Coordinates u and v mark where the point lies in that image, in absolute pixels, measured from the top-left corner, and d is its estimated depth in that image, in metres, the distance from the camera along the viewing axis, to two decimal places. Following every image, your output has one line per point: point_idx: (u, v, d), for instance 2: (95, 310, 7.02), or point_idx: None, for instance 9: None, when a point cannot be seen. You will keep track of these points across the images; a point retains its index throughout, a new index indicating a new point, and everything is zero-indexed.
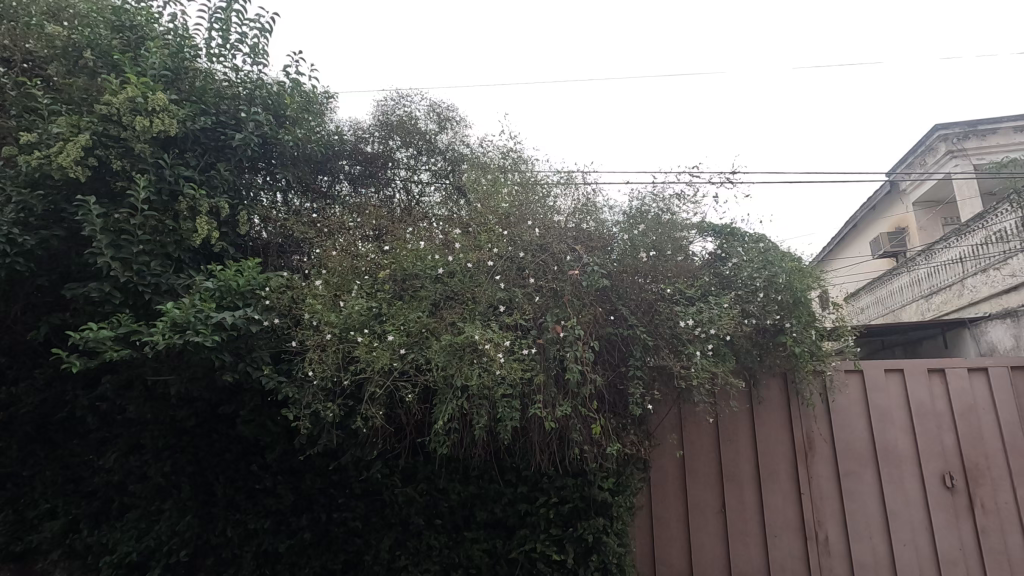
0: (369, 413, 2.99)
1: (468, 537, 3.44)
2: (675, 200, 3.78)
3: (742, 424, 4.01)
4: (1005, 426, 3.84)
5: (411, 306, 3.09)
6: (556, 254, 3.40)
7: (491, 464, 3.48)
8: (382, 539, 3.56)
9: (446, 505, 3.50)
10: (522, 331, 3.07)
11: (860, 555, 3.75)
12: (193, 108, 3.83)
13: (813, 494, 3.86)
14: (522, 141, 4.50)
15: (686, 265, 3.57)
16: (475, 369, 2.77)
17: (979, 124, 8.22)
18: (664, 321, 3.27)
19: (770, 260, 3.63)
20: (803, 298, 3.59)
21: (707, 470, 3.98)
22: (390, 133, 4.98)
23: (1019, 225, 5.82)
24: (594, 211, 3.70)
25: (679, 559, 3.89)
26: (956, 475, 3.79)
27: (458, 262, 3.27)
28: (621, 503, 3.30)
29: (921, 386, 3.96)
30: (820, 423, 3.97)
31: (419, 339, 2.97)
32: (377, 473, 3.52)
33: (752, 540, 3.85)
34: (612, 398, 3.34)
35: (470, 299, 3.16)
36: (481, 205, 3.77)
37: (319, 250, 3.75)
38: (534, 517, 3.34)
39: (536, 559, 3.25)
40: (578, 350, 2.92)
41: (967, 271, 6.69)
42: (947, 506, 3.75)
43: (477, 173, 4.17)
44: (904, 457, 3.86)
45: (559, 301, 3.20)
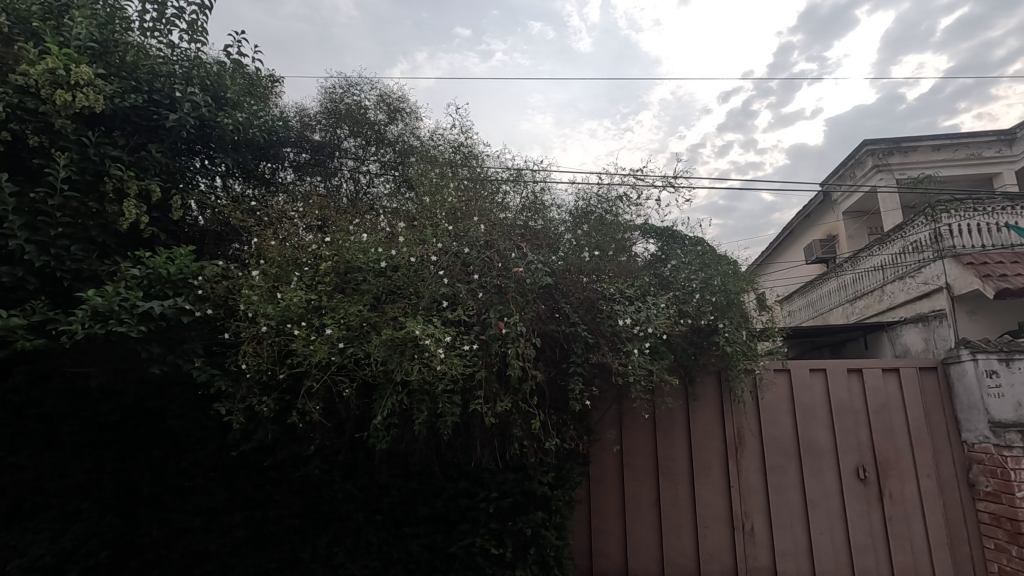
0: (306, 408, 2.93)
1: (408, 532, 3.43)
2: (620, 202, 3.88)
3: (678, 420, 4.17)
4: (913, 421, 4.08)
5: (352, 299, 3.02)
6: (501, 251, 3.39)
7: (433, 460, 3.45)
8: (319, 536, 3.52)
9: (386, 500, 3.47)
10: (464, 327, 3.07)
11: (782, 544, 3.97)
12: (123, 84, 3.61)
13: (741, 487, 4.06)
14: (473, 135, 4.52)
15: (628, 265, 3.70)
16: (415, 364, 2.75)
17: (903, 141, 8.79)
18: (604, 319, 3.33)
19: (707, 263, 3.78)
20: (736, 301, 3.74)
21: (644, 466, 4.12)
22: (338, 122, 4.97)
23: (933, 238, 6.22)
24: (542, 210, 3.77)
25: (616, 551, 4.03)
26: (870, 468, 4.04)
27: (401, 256, 3.21)
28: (560, 497, 3.36)
29: (841, 384, 4.20)
30: (750, 419, 4.17)
31: (359, 333, 2.90)
32: (315, 469, 3.45)
33: (684, 531, 4.02)
34: (553, 394, 3.39)
35: (413, 294, 3.12)
36: (428, 199, 3.73)
37: (257, 239, 3.61)
38: (474, 512, 3.34)
39: (475, 553, 3.27)
40: (520, 348, 2.91)
41: (888, 277, 7.16)
42: (860, 497, 4.00)
43: (425, 168, 4.14)
44: (824, 451, 4.10)
45: (502, 298, 3.17)
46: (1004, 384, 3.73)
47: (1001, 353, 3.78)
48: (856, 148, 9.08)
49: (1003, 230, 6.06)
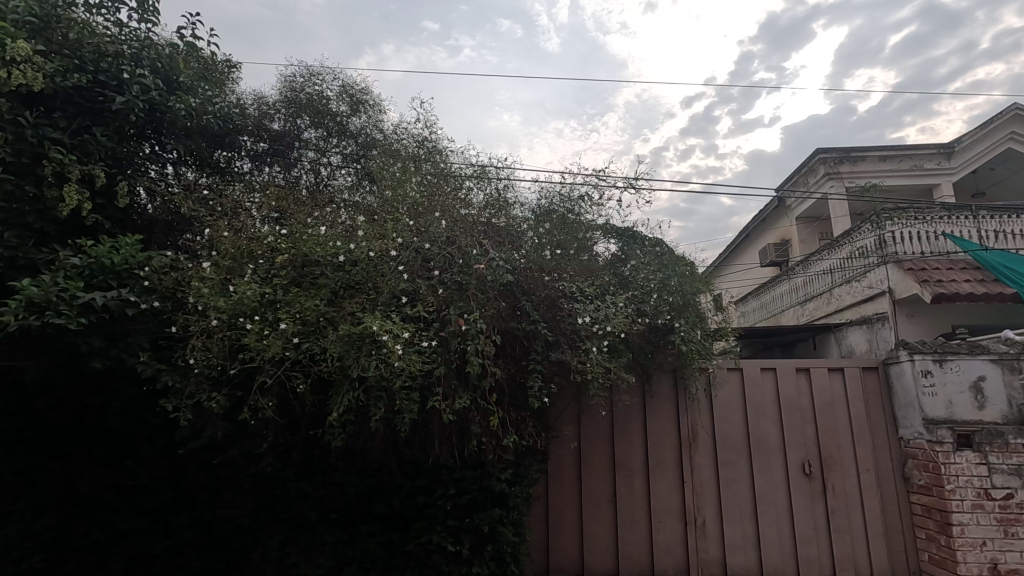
0: (258, 405, 2.85)
1: (364, 531, 3.38)
2: (582, 202, 3.92)
3: (635, 417, 4.26)
4: (856, 418, 4.27)
5: (309, 293, 2.94)
6: (463, 248, 3.36)
7: (390, 457, 3.41)
8: (272, 535, 3.44)
9: (342, 499, 3.42)
10: (424, 323, 3.04)
11: (732, 537, 4.10)
12: (65, 62, 3.44)
13: (693, 482, 4.17)
14: (437, 130, 4.49)
15: (589, 265, 3.75)
16: (372, 361, 2.71)
17: (852, 150, 9.18)
18: (564, 317, 3.37)
19: (665, 263, 3.86)
20: (692, 301, 3.84)
21: (601, 462, 4.19)
22: (298, 111, 4.85)
23: (878, 243, 6.52)
24: (505, 207, 3.77)
25: (573, 547, 4.09)
26: (814, 463, 4.21)
27: (360, 250, 3.15)
28: (518, 494, 3.38)
29: (790, 383, 4.36)
30: (704, 416, 4.29)
31: (315, 328, 2.84)
32: (267, 467, 3.36)
33: (639, 525, 4.11)
34: (512, 391, 3.40)
35: (372, 289, 3.07)
36: (390, 193, 3.67)
37: (210, 229, 3.48)
38: (431, 509, 3.32)
39: (431, 551, 3.26)
40: (479, 345, 2.91)
41: (836, 281, 7.48)
42: (805, 491, 4.17)
43: (387, 161, 4.09)
44: (772, 447, 4.25)
45: (463, 295, 3.15)
46: (937, 383, 3.92)
47: (935, 354, 3.97)
48: (809, 156, 9.43)
49: (941, 238, 6.43)
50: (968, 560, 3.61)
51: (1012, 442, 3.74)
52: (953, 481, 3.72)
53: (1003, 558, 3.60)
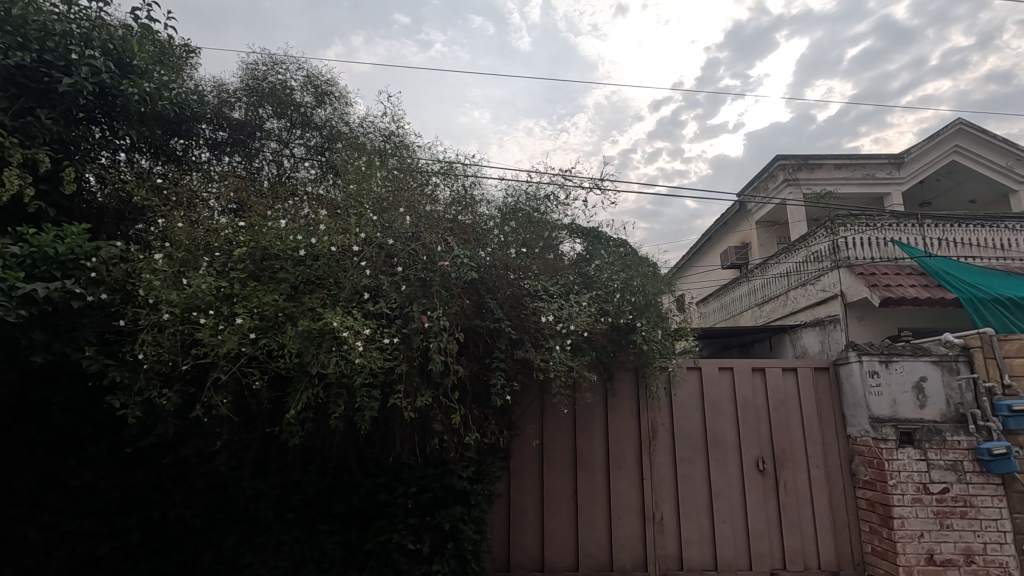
0: (212, 401, 2.77)
1: (322, 530, 3.33)
2: (548, 202, 3.94)
3: (597, 415, 4.32)
4: (808, 417, 4.43)
5: (267, 288, 2.86)
6: (428, 244, 3.33)
7: (350, 455, 3.36)
8: (226, 536, 3.36)
9: (299, 498, 3.35)
10: (386, 320, 3.00)
11: (688, 532, 4.20)
12: (7, 40, 3.27)
13: (653, 479, 4.25)
14: (405, 124, 4.44)
15: (554, 264, 3.78)
16: (332, 357, 2.67)
17: (810, 158, 9.51)
18: (528, 315, 3.38)
19: (628, 264, 3.92)
20: (653, 301, 3.91)
21: (563, 460, 4.23)
22: (260, 100, 4.71)
23: (831, 248, 6.79)
24: (471, 204, 3.76)
25: (533, 544, 4.11)
26: (768, 460, 4.35)
27: (321, 245, 3.09)
28: (480, 491, 3.37)
29: (746, 382, 4.49)
30: (663, 414, 4.39)
31: (274, 324, 2.77)
32: (221, 466, 3.27)
33: (599, 522, 4.17)
34: (475, 389, 3.40)
35: (333, 284, 3.02)
36: (353, 187, 3.61)
37: (163, 220, 3.36)
38: (392, 507, 3.29)
39: (391, 549, 3.23)
40: (442, 342, 2.90)
41: (792, 284, 7.74)
42: (758, 487, 4.30)
43: (352, 154, 4.02)
44: (728, 444, 4.38)
45: (426, 292, 3.13)
46: (883, 383, 4.11)
47: (882, 355, 4.15)
48: (769, 162, 9.71)
49: (889, 244, 6.72)
50: (907, 551, 3.79)
51: (949, 439, 3.95)
52: (895, 476, 3.90)
53: (939, 549, 3.80)
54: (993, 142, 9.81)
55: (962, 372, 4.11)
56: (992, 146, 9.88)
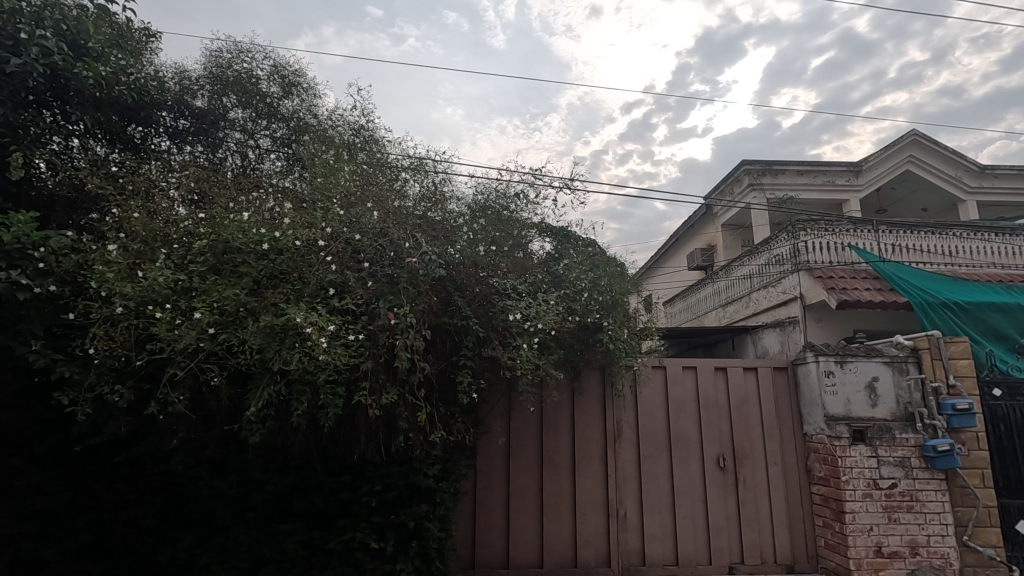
0: (168, 398, 2.68)
1: (283, 530, 3.27)
2: (517, 200, 3.95)
3: (563, 412, 4.35)
4: (767, 415, 4.56)
5: (228, 282, 2.80)
6: (396, 240, 3.28)
7: (313, 454, 3.30)
8: (182, 536, 3.27)
9: (260, 497, 3.28)
10: (352, 316, 2.97)
11: (651, 528, 4.28)
12: None
13: (617, 476, 4.31)
14: (375, 118, 4.37)
15: (523, 262, 3.79)
16: (295, 353, 2.62)
17: (774, 164, 9.77)
18: (496, 313, 3.38)
19: (596, 264, 3.96)
20: (620, 301, 3.96)
21: (530, 457, 4.25)
22: (224, 89, 4.57)
23: (792, 252, 7.00)
24: (441, 201, 3.73)
25: (498, 541, 4.13)
26: (728, 457, 4.46)
27: (285, 239, 3.02)
28: (445, 489, 3.35)
29: (709, 381, 4.59)
30: (629, 412, 4.45)
31: (234, 319, 2.70)
32: (178, 465, 3.18)
33: (564, 518, 4.20)
34: (441, 387, 3.39)
35: (298, 279, 2.96)
36: (320, 180, 3.55)
37: (119, 209, 3.23)
38: (356, 506, 3.26)
39: (354, 548, 3.19)
40: (409, 339, 2.87)
41: (754, 286, 7.96)
42: (719, 483, 4.41)
43: (320, 147, 3.95)
44: (691, 442, 4.47)
45: (393, 288, 3.10)
46: (838, 383, 4.25)
47: (837, 356, 4.29)
48: (735, 167, 9.94)
49: (848, 249, 6.97)
50: (857, 543, 3.94)
51: (898, 436, 4.12)
52: (847, 472, 4.05)
53: (887, 542, 3.96)
54: (944, 153, 10.27)
55: (911, 372, 4.29)
56: (944, 157, 10.33)
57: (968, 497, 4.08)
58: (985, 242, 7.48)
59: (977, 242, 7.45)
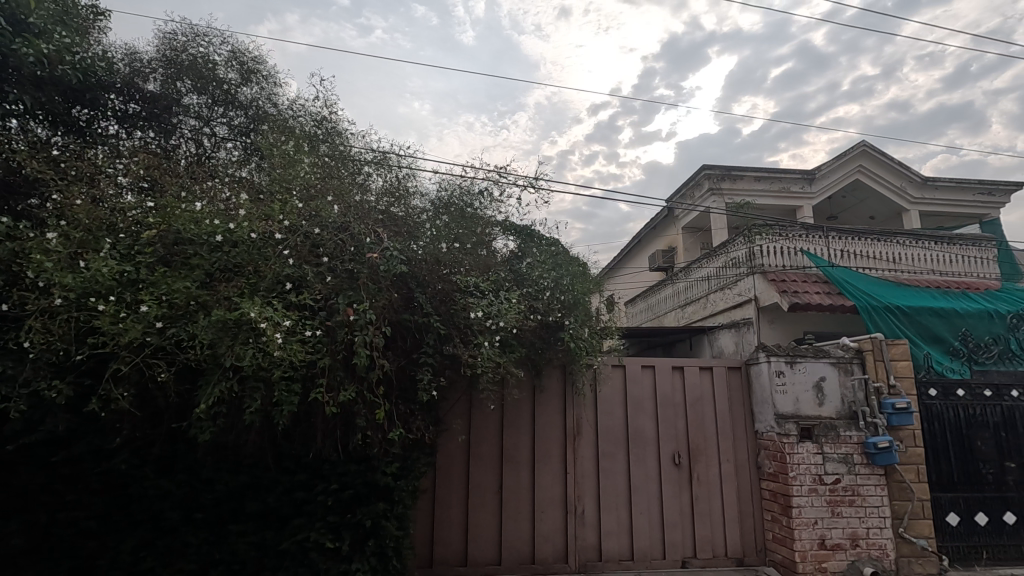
0: (111, 395, 2.57)
1: (233, 531, 3.17)
2: (481, 198, 3.94)
3: (524, 410, 4.38)
4: (721, 414, 4.69)
5: (178, 274, 2.71)
6: (356, 235, 3.23)
7: (267, 452, 3.22)
8: (124, 539, 3.13)
9: (209, 497, 3.17)
10: (309, 312, 2.90)
11: (608, 524, 4.35)
12: None
13: (576, 473, 4.36)
14: (338, 110, 4.28)
15: (486, 260, 3.78)
16: (248, 349, 2.55)
17: (733, 169, 10.06)
18: (458, 311, 3.37)
19: (559, 263, 4.00)
20: (582, 300, 4.01)
21: (489, 455, 4.25)
22: (178, 73, 4.34)
23: (748, 255, 7.23)
24: (405, 196, 3.69)
25: (457, 539, 4.11)
26: (683, 454, 4.58)
27: (240, 231, 2.92)
28: (403, 487, 3.31)
29: (666, 380, 4.70)
30: (588, 410, 4.51)
31: (184, 313, 2.61)
32: (121, 464, 3.05)
33: (523, 516, 4.23)
34: (401, 384, 3.36)
35: (253, 273, 2.88)
36: (279, 172, 3.45)
37: (60, 195, 3.08)
38: (311, 505, 3.19)
39: (308, 549, 3.12)
40: (368, 336, 2.84)
41: (712, 287, 8.17)
42: (674, 480, 4.51)
43: (279, 138, 3.84)
44: (648, 439, 4.57)
45: (353, 284, 3.05)
46: (788, 382, 4.41)
47: (788, 356, 4.45)
48: (696, 171, 10.17)
49: (799, 253, 7.26)
50: (802, 537, 4.11)
51: (842, 434, 4.32)
52: (795, 468, 4.21)
53: (830, 534, 4.14)
54: (890, 164, 10.79)
55: (855, 372, 4.49)
56: (890, 168, 10.85)
57: (904, 491, 4.31)
58: (926, 250, 7.89)
59: (918, 250, 7.85)
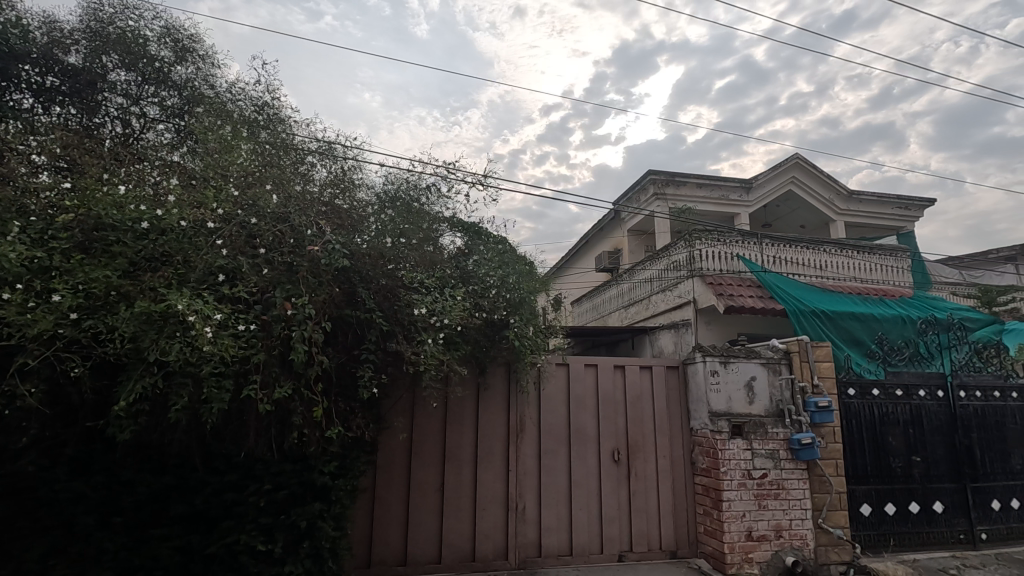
0: (15, 391, 2.36)
1: (155, 535, 3.00)
2: (428, 193, 3.91)
3: (467, 408, 4.36)
4: (659, 411, 4.84)
5: (97, 262, 2.54)
6: (296, 227, 3.11)
7: (194, 452, 3.06)
8: (30, 547, 2.88)
9: (129, 500, 2.99)
10: (244, 305, 2.77)
11: (548, 520, 4.40)
12: None
13: (518, 471, 4.39)
14: (281, 96, 4.12)
15: (432, 256, 3.73)
16: (174, 344, 2.42)
17: (676, 176, 10.40)
18: (401, 307, 3.32)
19: (505, 262, 4.01)
20: (528, 299, 4.03)
21: (431, 453, 4.21)
22: (103, 47, 4.04)
23: (688, 258, 7.50)
24: (350, 188, 3.61)
25: (396, 539, 4.05)
26: (622, 451, 4.69)
27: (168, 218, 2.77)
28: (341, 487, 3.23)
29: (608, 378, 4.80)
30: (531, 407, 4.55)
31: (104, 304, 2.46)
32: (28, 466, 2.80)
33: (464, 513, 4.22)
34: (341, 381, 3.27)
35: (182, 263, 2.72)
36: (214, 157, 3.28)
37: None
38: (242, 507, 3.05)
39: (238, 552, 3.00)
40: (306, 331, 2.75)
41: (654, 289, 8.43)
42: (613, 476, 4.62)
43: (215, 121, 3.66)
44: (589, 437, 4.65)
45: (292, 277, 2.93)
46: (721, 381, 4.61)
47: (721, 356, 4.65)
48: (642, 176, 10.43)
49: (736, 259, 7.60)
50: (731, 529, 4.30)
51: (769, 430, 4.55)
52: (726, 463, 4.40)
53: (756, 526, 4.36)
54: (820, 177, 11.47)
55: (783, 372, 4.75)
56: (820, 181, 11.53)
57: (824, 484, 4.59)
58: (850, 258, 8.42)
59: (842, 258, 8.38)
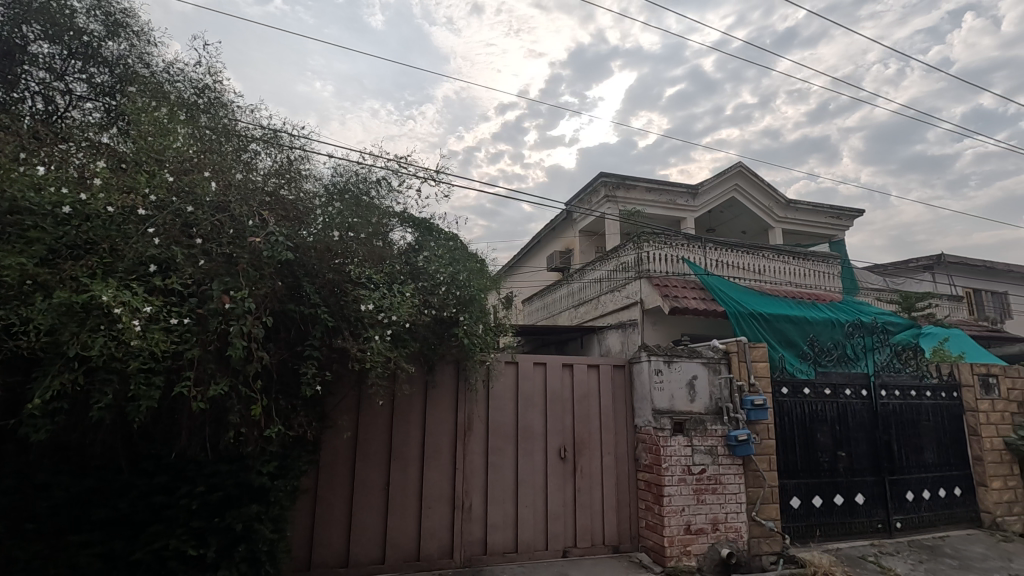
0: None
1: (74, 542, 2.80)
2: (378, 186, 3.83)
3: (415, 406, 4.31)
4: (605, 409, 4.93)
5: (10, 249, 2.35)
6: (237, 216, 2.97)
7: (120, 453, 2.88)
8: None
9: (45, 505, 2.78)
10: (177, 298, 2.63)
11: (494, 518, 4.41)
12: None
13: (465, 469, 4.37)
14: (223, 79, 3.93)
15: (382, 251, 3.65)
16: (98, 338, 2.27)
17: (626, 179, 10.63)
18: (348, 303, 3.23)
19: (456, 259, 3.99)
20: (478, 297, 4.01)
21: (377, 452, 4.14)
22: (22, 17, 3.72)
23: (636, 260, 7.68)
24: (296, 178, 3.47)
25: (338, 540, 3.96)
26: (569, 448, 4.76)
27: (94, 203, 2.61)
28: (280, 488, 3.12)
29: (556, 377, 4.85)
30: (480, 406, 4.54)
31: (17, 294, 2.27)
32: None
33: (409, 512, 4.16)
34: (283, 378, 3.16)
35: (108, 251, 2.56)
36: (148, 140, 3.10)
37: None
38: (171, 510, 2.89)
39: (167, 557, 2.84)
40: (246, 326, 2.64)
41: (603, 289, 8.59)
42: (559, 473, 4.68)
43: (150, 101, 3.45)
44: (536, 435, 4.69)
45: (231, 269, 2.79)
46: (665, 380, 4.73)
47: (665, 356, 4.78)
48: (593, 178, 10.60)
49: (681, 262, 7.84)
50: (671, 523, 4.44)
51: (709, 427, 4.72)
52: (667, 460, 4.53)
53: (695, 520, 4.51)
54: (761, 185, 12.00)
55: (722, 372, 4.94)
56: (761, 189, 12.07)
57: (758, 479, 4.83)
58: (786, 264, 8.86)
59: (780, 264, 8.80)
